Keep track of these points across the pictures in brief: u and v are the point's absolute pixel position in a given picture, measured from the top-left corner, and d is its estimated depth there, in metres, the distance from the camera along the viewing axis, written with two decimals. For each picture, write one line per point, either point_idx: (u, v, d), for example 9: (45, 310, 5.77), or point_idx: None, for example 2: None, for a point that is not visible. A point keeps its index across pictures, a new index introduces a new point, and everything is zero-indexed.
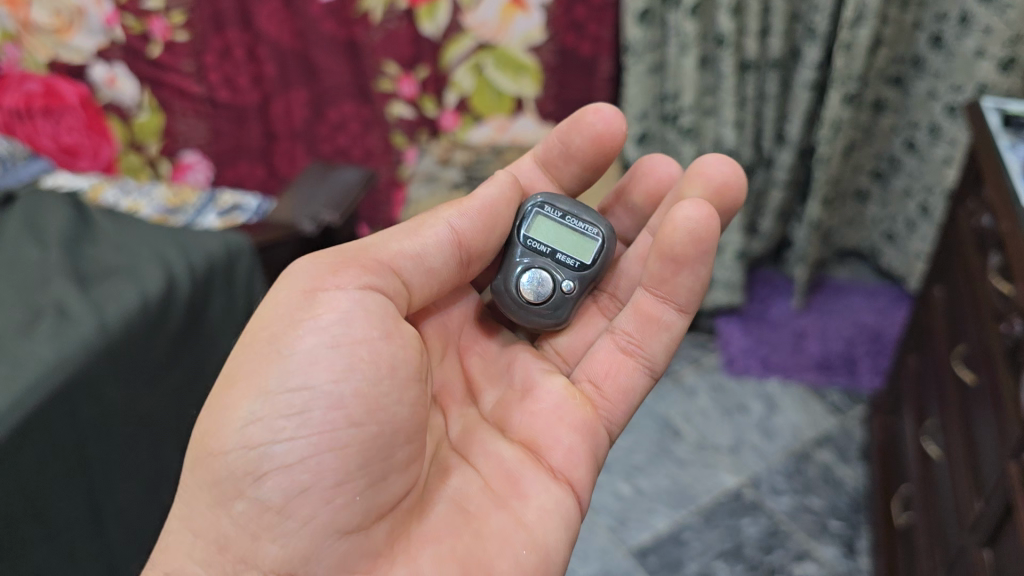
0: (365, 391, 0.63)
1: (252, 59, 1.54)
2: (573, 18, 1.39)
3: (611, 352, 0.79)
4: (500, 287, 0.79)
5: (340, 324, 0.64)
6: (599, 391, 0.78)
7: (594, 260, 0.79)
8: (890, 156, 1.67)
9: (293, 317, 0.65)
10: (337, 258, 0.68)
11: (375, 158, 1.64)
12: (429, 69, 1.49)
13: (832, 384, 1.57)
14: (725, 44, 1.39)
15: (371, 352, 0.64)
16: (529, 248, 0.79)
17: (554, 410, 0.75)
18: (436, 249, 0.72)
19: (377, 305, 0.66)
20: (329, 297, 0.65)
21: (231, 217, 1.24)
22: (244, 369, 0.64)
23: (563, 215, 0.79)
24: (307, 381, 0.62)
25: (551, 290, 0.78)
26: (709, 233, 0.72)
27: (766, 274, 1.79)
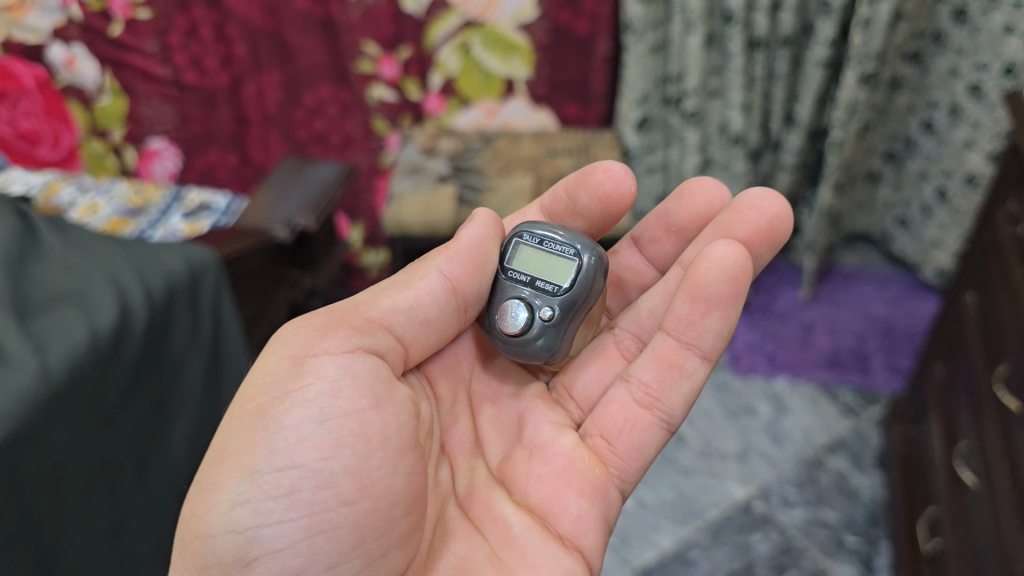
0: (354, 468, 0.60)
1: (221, 37, 1.43)
2: None
3: (628, 407, 0.72)
4: (489, 324, 0.75)
5: (328, 394, 0.62)
6: (610, 447, 0.71)
7: (572, 283, 0.73)
8: (906, 138, 1.57)
9: (282, 388, 0.62)
10: (327, 320, 0.66)
11: (354, 146, 1.50)
12: (412, 50, 1.38)
13: (844, 382, 1.47)
14: (734, 21, 1.28)
15: (359, 423, 0.62)
16: (512, 278, 0.75)
17: (557, 469, 0.70)
18: (428, 299, 0.70)
19: (366, 372, 0.64)
20: (316, 366, 0.63)
21: (197, 221, 1.13)
22: (229, 448, 0.61)
23: (540, 238, 0.74)
24: (293, 458, 0.60)
25: (527, 319, 0.73)
26: (744, 272, 0.67)
27: (772, 262, 1.68)
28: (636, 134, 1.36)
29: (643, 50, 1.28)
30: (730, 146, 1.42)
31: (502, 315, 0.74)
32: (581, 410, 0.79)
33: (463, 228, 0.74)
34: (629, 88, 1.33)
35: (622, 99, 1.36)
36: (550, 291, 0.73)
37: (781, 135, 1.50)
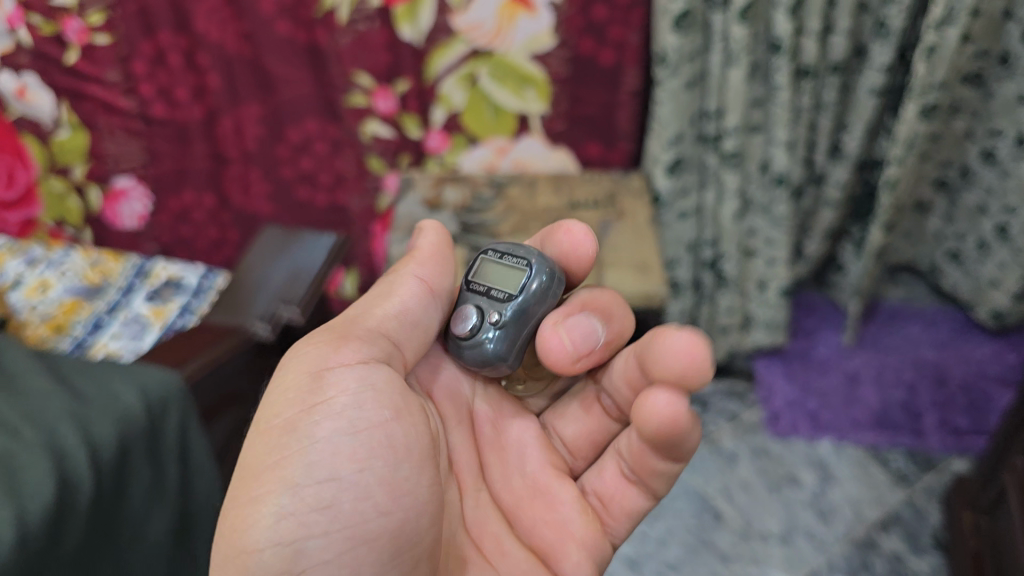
0: (388, 477, 0.60)
1: (191, 66, 1.25)
2: (590, 19, 1.12)
3: (625, 486, 0.69)
4: (449, 336, 0.68)
5: (353, 407, 0.61)
6: (605, 509, 0.70)
7: (524, 291, 0.64)
8: (963, 166, 1.36)
9: (306, 404, 0.61)
10: (331, 336, 0.65)
11: (346, 187, 1.32)
12: (410, 82, 1.21)
13: (895, 444, 1.33)
14: (782, 51, 1.11)
15: (387, 436, 0.61)
16: (472, 290, 0.68)
17: (565, 523, 0.68)
18: (419, 303, 0.67)
19: (385, 383, 0.63)
20: (335, 379, 0.62)
21: (164, 305, 0.98)
22: (261, 467, 0.60)
23: (504, 251, 0.67)
24: (333, 470, 0.59)
25: (475, 323, 0.65)
26: (696, 378, 0.59)
27: (808, 298, 1.49)
28: (666, 177, 1.18)
29: (677, 84, 1.12)
30: (772, 187, 1.23)
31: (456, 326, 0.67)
32: (579, 460, 0.74)
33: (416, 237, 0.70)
34: (660, 124, 1.15)
35: (651, 138, 1.19)
36: (501, 300, 0.65)
37: (827, 170, 1.31)
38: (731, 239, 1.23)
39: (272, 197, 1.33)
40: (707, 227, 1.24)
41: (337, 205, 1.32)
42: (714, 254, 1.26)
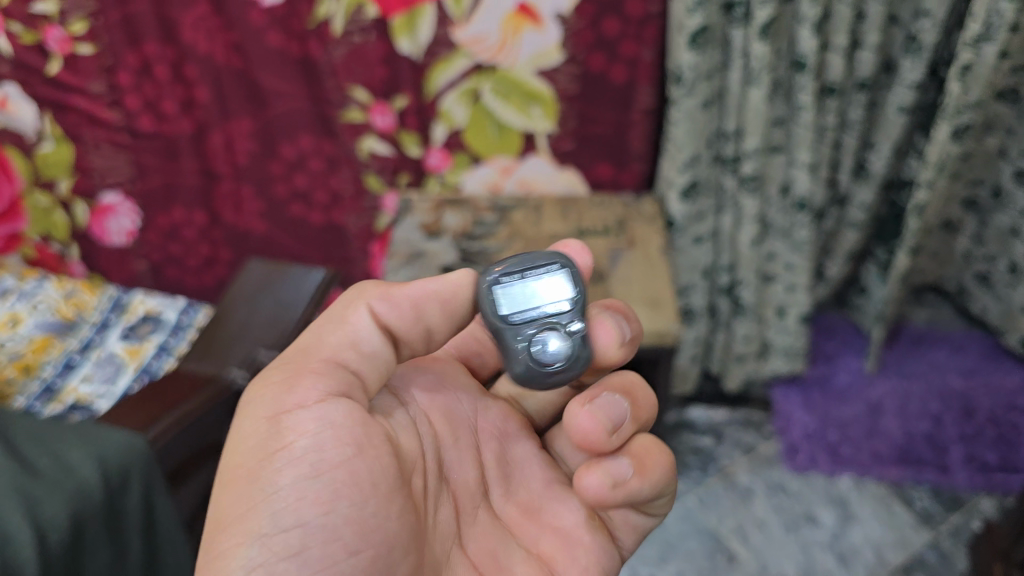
0: (357, 517, 0.51)
1: (180, 78, 1.18)
2: (601, 34, 1.05)
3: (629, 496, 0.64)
4: (526, 374, 0.60)
5: (316, 447, 0.52)
6: (612, 521, 0.63)
7: (581, 291, 0.61)
8: (996, 185, 1.26)
9: (264, 448, 0.52)
10: (287, 371, 0.55)
11: (343, 206, 1.24)
12: (410, 98, 1.14)
13: (919, 481, 1.24)
14: (806, 69, 1.04)
15: (354, 472, 0.52)
16: (512, 321, 0.60)
17: (575, 531, 0.61)
18: (387, 326, 0.57)
19: (348, 415, 0.53)
20: (295, 420, 0.52)
21: (138, 345, 0.95)
22: (219, 522, 0.51)
23: (520, 271, 0.60)
24: (296, 516, 0.50)
25: (564, 346, 0.60)
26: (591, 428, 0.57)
27: (828, 320, 1.39)
28: (680, 202, 1.11)
29: (693, 104, 1.05)
30: (794, 211, 1.15)
31: (529, 362, 0.60)
32: (574, 474, 0.69)
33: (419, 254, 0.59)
34: (675, 146, 1.08)
35: (666, 160, 1.11)
36: (565, 312, 0.60)
37: (852, 191, 1.23)
38: (749, 266, 1.16)
39: (265, 216, 1.27)
40: (724, 252, 1.17)
41: (335, 225, 1.26)
42: (730, 279, 1.19)
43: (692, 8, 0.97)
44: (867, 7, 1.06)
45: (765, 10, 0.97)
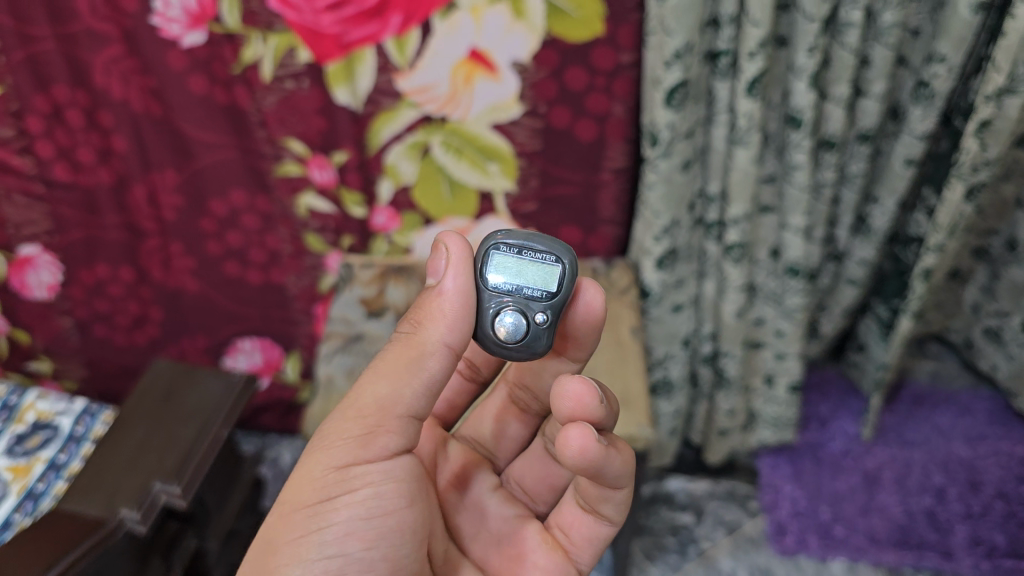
0: (391, 556, 0.57)
1: (95, 124, 1.06)
2: (563, 85, 0.92)
3: (579, 513, 0.68)
4: (484, 341, 0.62)
5: (376, 496, 0.56)
6: (569, 539, 0.68)
7: (564, 288, 0.61)
8: (1010, 237, 1.12)
9: (327, 485, 0.56)
10: (360, 420, 0.57)
11: (282, 265, 1.12)
12: (350, 153, 1.01)
13: (921, 564, 1.09)
14: (802, 126, 0.91)
15: (398, 522, 0.57)
16: (492, 289, 0.62)
17: (530, 557, 0.68)
18: (439, 380, 0.58)
19: (405, 473, 0.58)
20: (363, 469, 0.56)
21: (25, 459, 0.84)
22: (274, 540, 0.55)
23: (519, 248, 0.61)
24: (341, 546, 0.55)
25: (519, 325, 0.61)
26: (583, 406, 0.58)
27: (824, 375, 1.26)
28: (655, 271, 0.98)
29: (670, 167, 0.91)
30: (785, 277, 1.02)
31: (490, 331, 0.61)
32: (540, 503, 0.74)
33: (448, 282, 0.57)
34: (650, 211, 0.95)
35: (641, 224, 0.98)
36: (539, 297, 0.61)
37: (851, 248, 1.10)
38: (733, 337, 1.03)
39: (197, 273, 1.14)
40: (706, 319, 1.04)
41: (274, 285, 1.13)
42: (714, 348, 1.06)
43: (668, 62, 0.85)
44: (872, 53, 0.92)
45: (754, 64, 0.85)
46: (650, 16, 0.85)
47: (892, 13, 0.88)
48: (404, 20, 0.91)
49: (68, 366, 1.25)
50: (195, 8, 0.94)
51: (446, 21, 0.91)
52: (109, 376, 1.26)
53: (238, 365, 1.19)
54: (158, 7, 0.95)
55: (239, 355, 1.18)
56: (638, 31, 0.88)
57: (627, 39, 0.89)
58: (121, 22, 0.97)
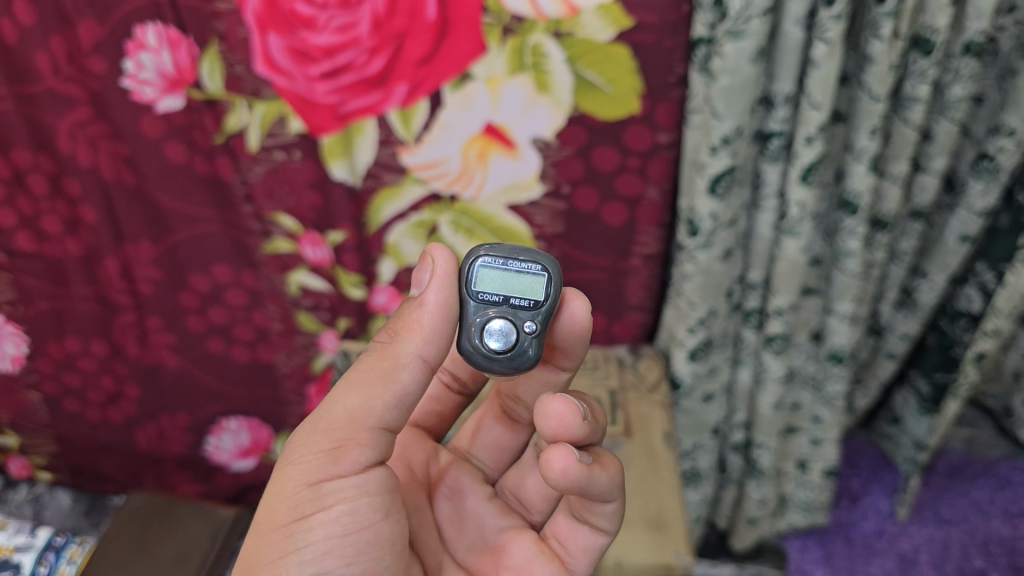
0: (372, 569, 0.53)
1: (60, 192, 0.94)
2: (591, 165, 0.84)
3: (574, 523, 0.61)
4: (471, 356, 0.55)
5: (350, 511, 0.51)
6: (565, 551, 0.62)
7: (553, 297, 0.55)
8: None
9: (298, 505, 0.50)
10: (326, 433, 0.51)
11: (271, 343, 1.02)
12: (348, 233, 0.92)
13: None
14: (858, 212, 0.82)
15: (375, 534, 0.52)
16: (477, 301, 0.55)
17: (525, 567, 0.60)
18: (415, 391, 0.52)
19: (380, 486, 0.53)
20: (336, 484, 0.51)
21: None
22: (252, 564, 0.51)
23: (503, 260, 0.55)
24: (321, 565, 0.50)
25: (507, 337, 0.54)
26: (566, 427, 0.54)
27: (852, 445, 1.18)
28: (687, 362, 0.89)
29: (710, 258, 0.82)
30: (827, 363, 0.94)
31: (474, 344, 0.55)
32: (536, 514, 0.66)
33: (430, 292, 0.51)
34: (686, 302, 0.85)
35: (674, 311, 0.89)
36: (527, 307, 0.55)
37: (893, 321, 1.01)
38: (768, 428, 0.94)
39: (177, 349, 1.03)
40: (738, 408, 0.96)
41: (262, 363, 1.03)
42: (746, 437, 0.98)
43: (715, 147, 0.76)
44: (935, 127, 0.84)
45: (810, 149, 0.76)
46: (695, 94, 0.77)
47: (962, 86, 0.80)
48: (410, 91, 0.82)
49: (38, 441, 1.12)
50: (171, 71, 0.84)
51: (457, 92, 0.82)
52: (83, 453, 1.12)
53: (223, 444, 1.09)
54: (129, 68, 0.85)
55: (225, 435, 1.08)
56: (680, 109, 0.79)
57: (666, 118, 0.80)
58: (87, 84, 0.87)
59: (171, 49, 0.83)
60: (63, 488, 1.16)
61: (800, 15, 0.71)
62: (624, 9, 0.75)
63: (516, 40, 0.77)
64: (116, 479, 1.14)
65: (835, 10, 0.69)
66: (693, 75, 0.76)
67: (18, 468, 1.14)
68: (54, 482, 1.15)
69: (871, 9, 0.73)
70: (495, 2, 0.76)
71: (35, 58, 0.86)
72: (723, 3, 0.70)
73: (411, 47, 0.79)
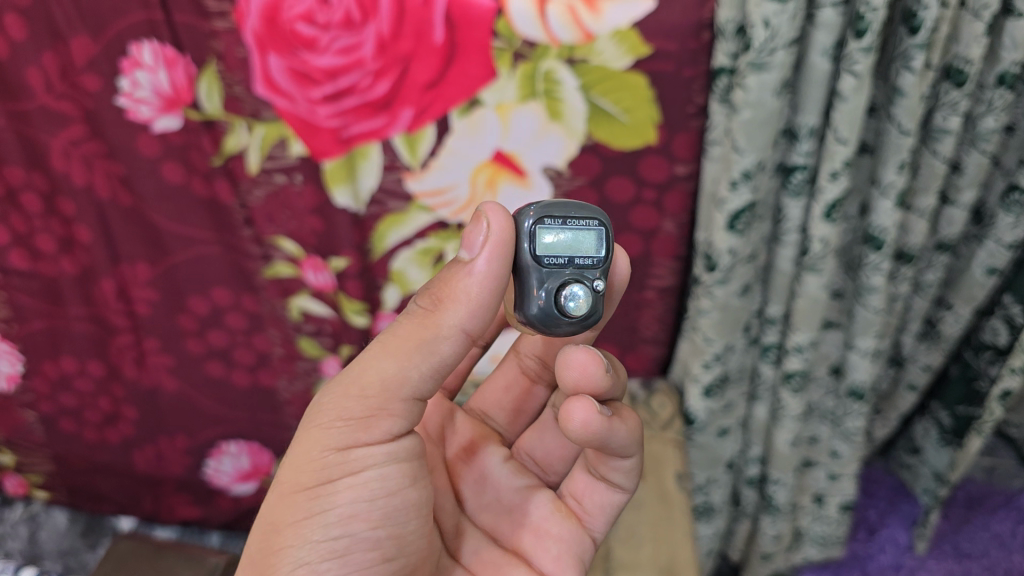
0: (396, 533, 0.53)
1: (55, 211, 0.90)
2: (604, 195, 0.81)
3: (590, 480, 0.64)
4: (539, 321, 0.53)
5: (378, 477, 0.51)
6: (582, 508, 0.64)
7: (610, 252, 0.55)
8: None
9: (327, 467, 0.50)
10: (359, 399, 0.50)
11: (272, 367, 0.99)
12: (351, 260, 0.89)
13: None
14: (883, 248, 0.78)
15: (402, 500, 0.53)
16: (543, 264, 0.53)
17: (543, 526, 0.63)
18: (451, 361, 0.51)
19: (407, 453, 0.53)
20: (364, 451, 0.51)
21: None
22: (280, 518, 0.51)
23: (562, 219, 0.53)
24: (346, 528, 0.51)
25: (585, 299, 0.53)
26: (586, 379, 0.56)
27: (869, 473, 1.15)
28: (701, 399, 0.86)
29: (728, 294, 0.79)
30: (847, 399, 0.90)
31: (549, 308, 0.53)
32: (552, 475, 0.69)
33: (482, 266, 0.49)
34: (701, 337, 0.82)
35: (689, 345, 0.86)
36: (595, 266, 0.54)
37: (915, 353, 0.98)
38: (785, 465, 0.91)
39: (175, 371, 1.00)
40: (755, 443, 0.92)
41: (262, 388, 1.01)
42: (761, 471, 0.94)
43: (735, 182, 0.72)
44: (965, 158, 0.80)
45: (835, 185, 0.72)
46: (714, 125, 0.74)
47: (994, 118, 0.76)
48: (416, 116, 0.79)
49: (34, 459, 1.07)
50: (168, 90, 0.81)
51: (465, 118, 0.78)
52: (80, 472, 1.08)
53: (223, 467, 1.06)
54: (124, 86, 0.81)
55: (225, 458, 1.05)
56: (698, 140, 0.77)
57: (683, 150, 0.77)
58: (82, 101, 0.83)
59: (168, 68, 0.79)
60: (60, 507, 1.10)
61: (827, 46, 0.67)
62: (641, 36, 0.72)
63: (527, 66, 0.74)
64: (115, 499, 1.09)
65: (865, 42, 0.65)
66: (713, 105, 0.74)
67: (15, 486, 1.09)
68: (51, 501, 1.10)
69: (902, 39, 0.69)
70: (505, 26, 0.73)
71: (27, 74, 0.82)
72: (747, 33, 0.67)
73: (417, 71, 0.76)
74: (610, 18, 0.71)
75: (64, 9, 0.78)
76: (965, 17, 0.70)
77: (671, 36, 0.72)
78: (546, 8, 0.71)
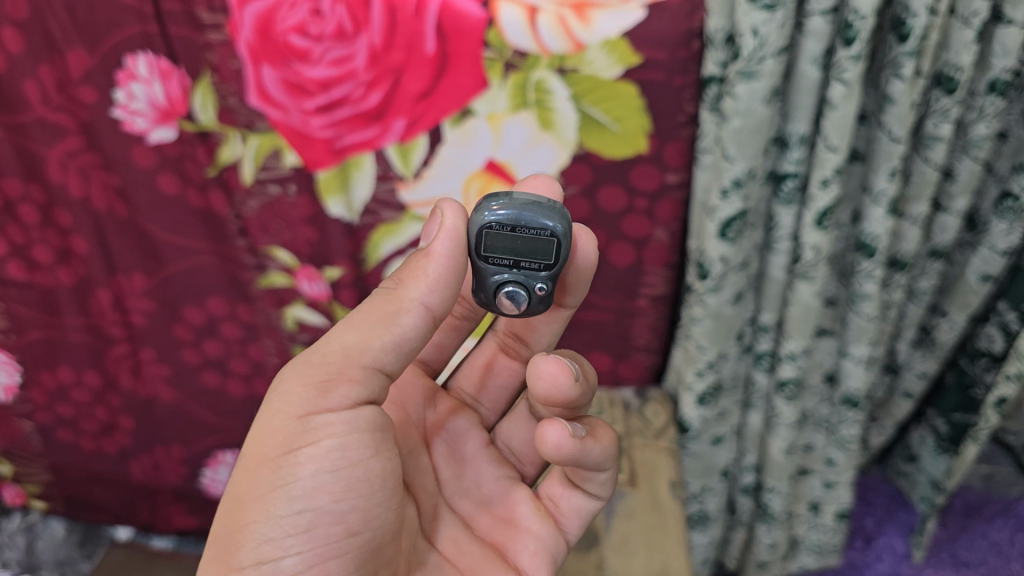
0: (363, 507, 0.52)
1: (51, 222, 0.91)
2: (596, 205, 0.81)
3: (568, 487, 0.65)
4: (483, 302, 0.58)
5: (339, 447, 0.51)
6: (558, 509, 0.65)
7: (561, 258, 0.56)
8: None
9: (288, 438, 0.51)
10: (318, 368, 0.51)
11: (268, 377, 1.00)
12: (345, 270, 0.90)
13: None
14: (875, 255, 0.78)
15: (366, 471, 0.52)
16: (489, 263, 0.56)
17: (522, 522, 0.63)
18: (415, 338, 0.52)
19: (371, 424, 0.52)
20: (325, 419, 0.51)
21: None
22: (246, 492, 0.51)
23: (513, 225, 0.54)
24: (309, 500, 0.50)
25: (519, 300, 0.57)
26: (559, 395, 0.56)
27: (867, 481, 1.15)
28: (696, 407, 0.86)
29: (721, 302, 0.79)
30: (841, 407, 0.90)
31: (488, 296, 0.58)
32: (528, 466, 0.70)
33: (438, 245, 0.52)
34: (694, 345, 0.82)
35: (683, 353, 0.86)
36: (539, 272, 0.56)
37: (910, 360, 0.98)
38: (780, 474, 0.91)
39: (172, 382, 1.00)
40: (749, 451, 0.92)
41: (258, 399, 1.01)
42: (756, 479, 0.94)
43: (725, 191, 0.72)
44: (957, 165, 0.80)
45: (826, 192, 0.72)
46: (705, 134, 0.75)
47: (986, 125, 0.76)
48: (409, 126, 0.79)
49: (32, 470, 1.08)
50: (163, 102, 0.81)
51: (457, 128, 0.79)
52: (78, 482, 1.08)
53: (219, 477, 1.06)
54: (120, 98, 0.82)
55: (221, 468, 1.05)
56: (689, 149, 0.77)
57: (674, 158, 0.77)
58: (78, 113, 0.84)
59: (162, 79, 0.80)
60: (57, 517, 1.11)
61: (816, 54, 0.67)
62: (631, 45, 0.72)
63: (518, 76, 0.75)
64: (112, 510, 1.10)
65: (854, 51, 0.66)
66: (704, 114, 0.74)
67: (13, 496, 1.10)
68: (49, 511, 1.11)
69: (892, 47, 0.69)
70: (496, 37, 0.73)
71: (24, 86, 0.83)
72: (736, 42, 0.67)
73: (410, 81, 0.77)
74: (600, 27, 0.71)
75: (60, 22, 0.78)
76: (955, 25, 0.70)
77: (661, 45, 0.72)
78: (536, 18, 0.71)
